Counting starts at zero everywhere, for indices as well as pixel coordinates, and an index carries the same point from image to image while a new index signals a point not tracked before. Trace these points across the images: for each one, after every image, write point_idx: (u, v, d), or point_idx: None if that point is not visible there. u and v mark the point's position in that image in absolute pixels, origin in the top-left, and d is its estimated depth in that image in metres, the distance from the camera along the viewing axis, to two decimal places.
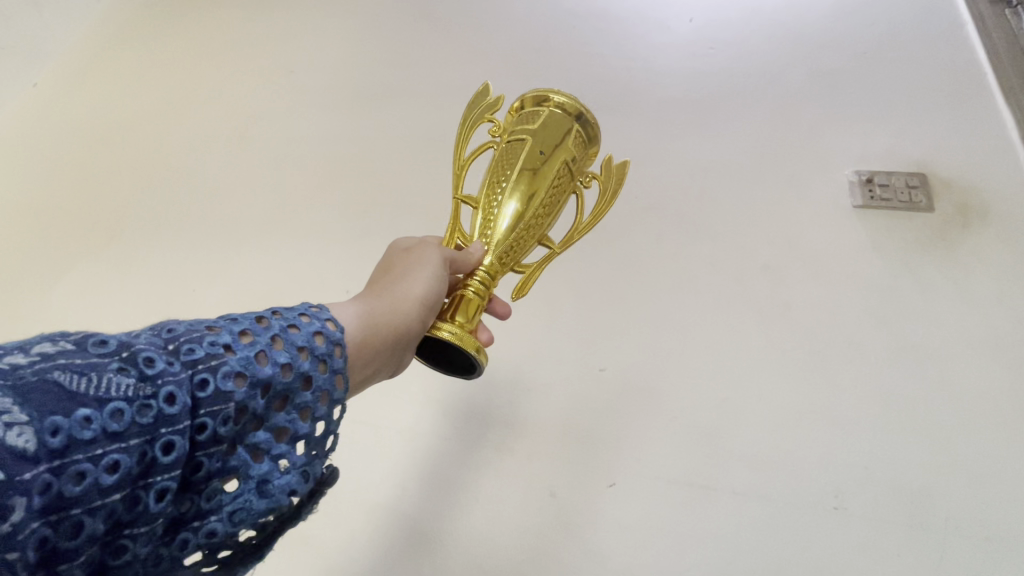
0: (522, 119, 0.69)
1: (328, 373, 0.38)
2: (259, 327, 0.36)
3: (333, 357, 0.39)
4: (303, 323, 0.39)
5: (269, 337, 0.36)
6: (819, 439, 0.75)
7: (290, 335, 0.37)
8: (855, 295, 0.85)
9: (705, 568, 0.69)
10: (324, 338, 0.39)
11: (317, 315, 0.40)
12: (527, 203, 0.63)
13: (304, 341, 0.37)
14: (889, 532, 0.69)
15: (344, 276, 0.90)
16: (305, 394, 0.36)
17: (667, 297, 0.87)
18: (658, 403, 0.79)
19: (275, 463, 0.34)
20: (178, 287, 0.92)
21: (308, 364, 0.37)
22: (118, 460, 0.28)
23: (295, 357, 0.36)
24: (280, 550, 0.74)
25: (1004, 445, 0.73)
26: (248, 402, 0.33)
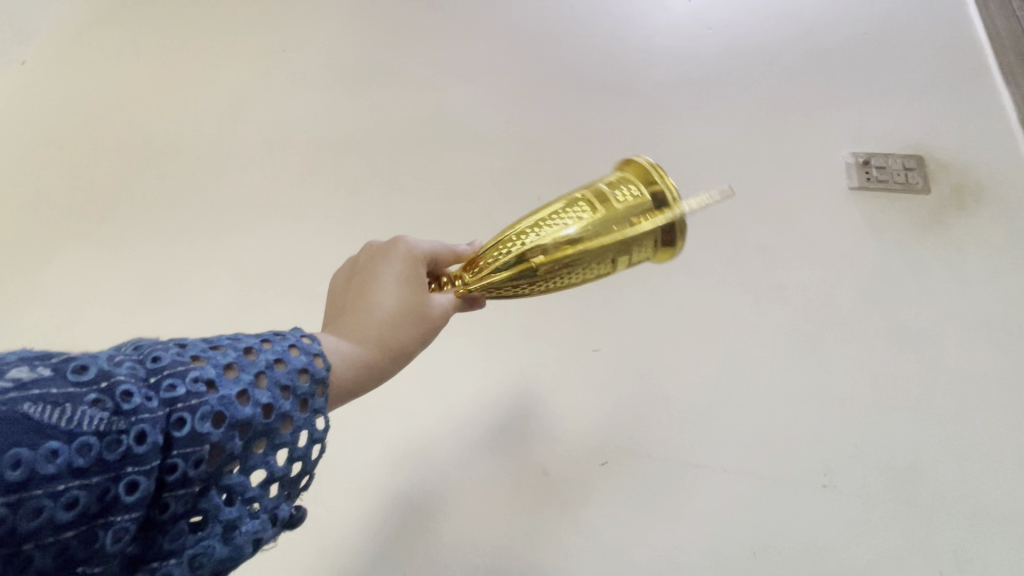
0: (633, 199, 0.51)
1: (308, 414, 0.38)
2: (246, 361, 0.37)
3: (315, 397, 0.39)
4: (290, 358, 0.39)
5: (254, 373, 0.36)
6: (811, 419, 0.76)
7: (275, 372, 0.37)
8: (849, 276, 0.85)
9: (695, 543, 0.70)
10: (308, 377, 0.39)
11: (307, 348, 0.40)
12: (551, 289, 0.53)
13: (288, 381, 0.37)
14: (877, 509, 0.70)
15: (339, 257, 0.90)
16: (283, 436, 0.36)
17: (662, 278, 0.88)
18: (651, 383, 0.80)
19: (245, 508, 0.34)
20: (172, 266, 0.91)
21: (289, 404, 0.37)
22: (77, 497, 0.28)
23: (277, 397, 0.36)
24: None
25: (992, 423, 0.74)
26: (224, 442, 0.33)
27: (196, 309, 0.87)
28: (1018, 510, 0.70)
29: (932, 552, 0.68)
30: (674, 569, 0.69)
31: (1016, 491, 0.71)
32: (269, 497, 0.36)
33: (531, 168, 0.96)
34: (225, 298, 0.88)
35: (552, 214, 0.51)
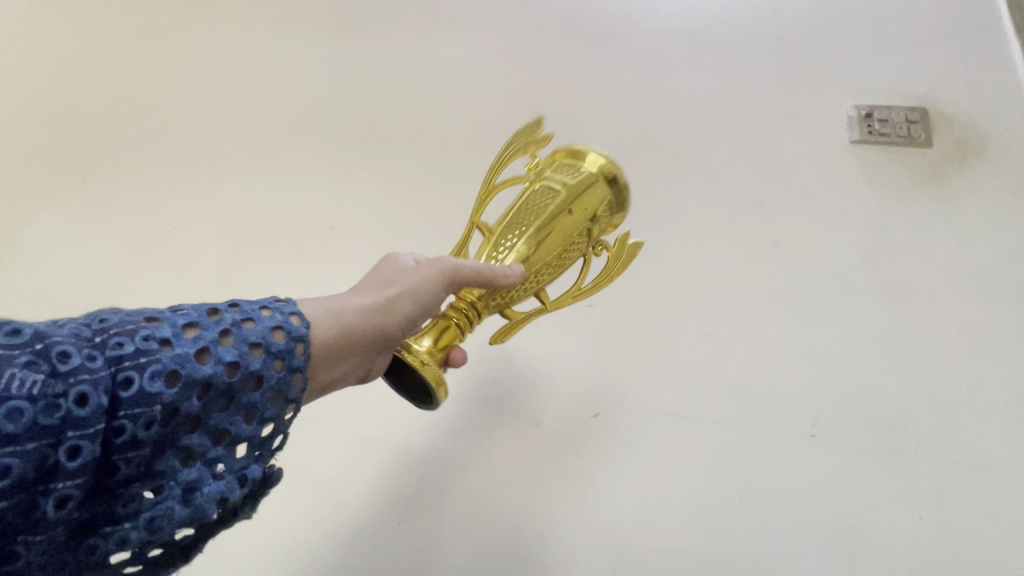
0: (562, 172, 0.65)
1: (280, 372, 0.39)
2: (208, 322, 0.38)
3: (292, 354, 0.40)
4: (258, 318, 0.40)
5: (217, 333, 0.37)
6: (800, 370, 0.77)
7: (242, 331, 0.38)
8: (845, 230, 0.85)
9: (683, 490, 0.71)
10: (282, 334, 0.40)
11: (278, 310, 0.41)
12: (536, 258, 0.61)
13: (258, 338, 0.38)
14: (860, 457, 0.72)
15: (331, 214, 0.89)
16: (250, 395, 0.37)
17: (657, 234, 0.87)
18: (644, 337, 0.80)
19: (207, 469, 0.35)
20: (160, 223, 0.90)
21: (256, 362, 0.38)
22: (11, 464, 0.28)
23: (242, 356, 0.37)
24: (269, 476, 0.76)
25: (979, 375, 0.76)
26: (179, 402, 0.34)
27: (184, 265, 0.87)
28: (999, 457, 0.71)
29: (913, 497, 0.70)
30: (663, 514, 0.70)
31: (998, 439, 0.72)
32: (236, 458, 0.37)
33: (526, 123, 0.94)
34: (214, 255, 0.87)
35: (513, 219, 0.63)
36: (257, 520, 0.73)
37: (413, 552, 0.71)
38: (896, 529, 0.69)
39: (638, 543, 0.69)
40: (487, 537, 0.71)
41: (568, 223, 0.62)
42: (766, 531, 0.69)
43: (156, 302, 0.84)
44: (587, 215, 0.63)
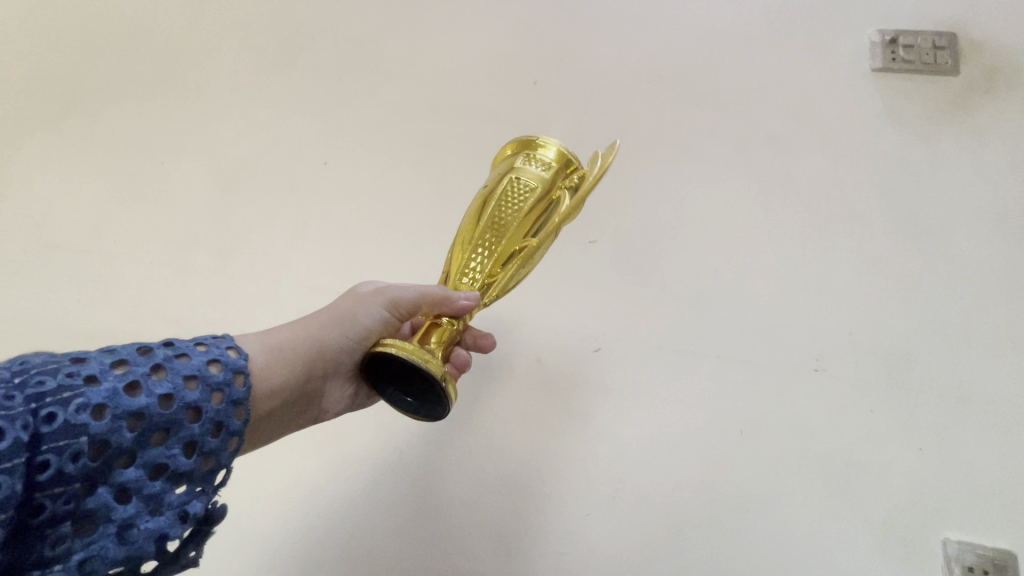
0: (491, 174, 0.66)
1: (221, 403, 0.40)
2: (140, 357, 0.38)
3: (231, 385, 0.41)
4: (194, 352, 0.41)
5: (151, 367, 0.38)
6: (807, 306, 0.76)
7: (177, 365, 0.39)
8: (861, 163, 0.81)
9: (683, 425, 0.71)
10: (219, 366, 0.41)
11: (215, 345, 0.43)
12: (487, 221, 0.57)
13: (194, 370, 0.39)
14: (865, 392, 0.71)
15: (324, 150, 0.86)
16: (190, 426, 0.38)
17: (663, 167, 0.83)
18: (649, 274, 0.78)
19: (144, 505, 0.35)
20: (147, 160, 0.87)
21: (194, 394, 0.39)
22: None
23: (178, 387, 0.38)
24: None
25: (991, 311, 0.74)
26: (110, 435, 0.34)
27: (171, 203, 0.84)
28: (1004, 393, 0.70)
29: (915, 429, 0.70)
30: (663, 448, 0.70)
31: (1003, 375, 0.71)
32: (177, 493, 0.37)
33: (527, 52, 0.89)
34: (206, 193, 0.85)
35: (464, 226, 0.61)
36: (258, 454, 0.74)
37: (415, 485, 0.71)
38: (896, 459, 0.69)
39: (638, 473, 0.69)
40: (488, 469, 0.71)
41: (511, 184, 0.59)
42: (767, 462, 0.69)
43: (144, 240, 0.82)
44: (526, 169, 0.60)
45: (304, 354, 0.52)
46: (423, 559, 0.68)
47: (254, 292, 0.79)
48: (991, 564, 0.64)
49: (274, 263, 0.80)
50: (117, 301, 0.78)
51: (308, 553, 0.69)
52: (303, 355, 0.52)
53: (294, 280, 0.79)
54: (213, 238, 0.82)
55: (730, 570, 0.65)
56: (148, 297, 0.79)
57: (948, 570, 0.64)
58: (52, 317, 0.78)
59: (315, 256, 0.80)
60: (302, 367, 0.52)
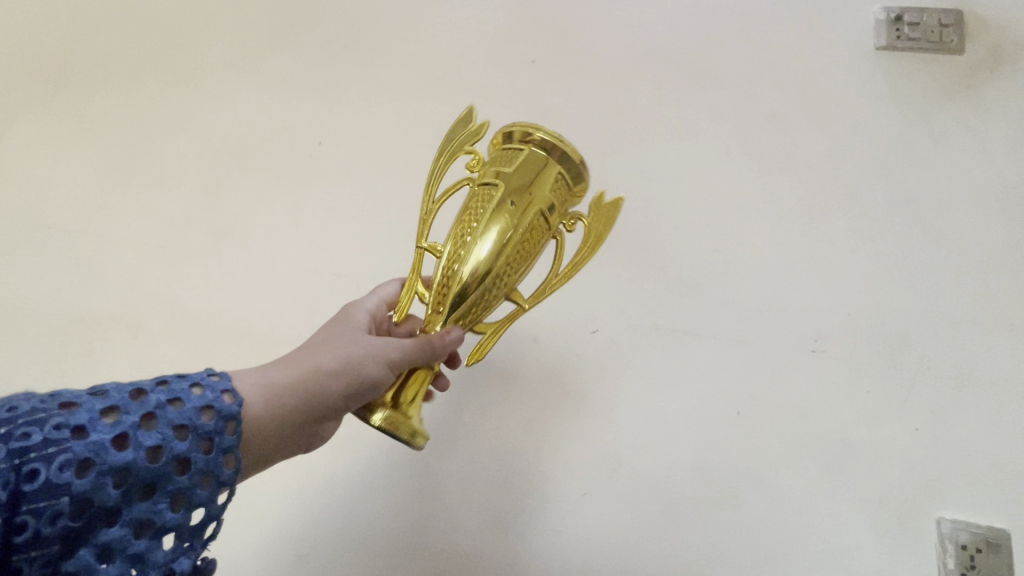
0: (502, 159, 0.59)
1: (211, 452, 0.38)
2: (132, 404, 0.37)
3: (221, 434, 0.39)
4: (188, 397, 0.39)
5: (141, 415, 0.37)
6: (805, 287, 0.75)
7: (168, 412, 0.38)
8: (861, 142, 0.81)
9: (680, 405, 0.71)
10: (212, 414, 0.39)
11: (211, 387, 0.41)
12: (501, 258, 0.54)
13: (185, 419, 0.38)
14: (862, 372, 0.71)
15: (319, 131, 0.85)
16: (177, 478, 0.37)
17: (662, 147, 0.82)
18: (647, 255, 0.78)
19: (128, 566, 0.34)
20: (139, 141, 0.87)
21: (184, 444, 0.37)
22: None
23: (168, 438, 0.37)
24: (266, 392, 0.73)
25: (990, 292, 0.74)
26: (93, 492, 0.33)
27: (165, 184, 0.84)
28: (1002, 374, 0.70)
29: (912, 409, 0.70)
30: (660, 428, 0.70)
31: (1002, 356, 0.71)
32: (164, 550, 0.35)
33: (524, 30, 0.88)
34: (200, 175, 0.84)
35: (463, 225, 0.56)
36: None
37: (413, 466, 0.71)
38: (892, 439, 0.69)
39: (636, 453, 0.70)
40: (486, 450, 0.71)
41: (524, 209, 0.56)
42: (764, 442, 0.69)
43: (137, 222, 0.82)
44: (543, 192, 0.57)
45: (296, 406, 0.47)
46: (421, 539, 0.68)
47: (249, 273, 0.78)
48: (984, 542, 0.65)
49: (270, 245, 0.79)
50: (113, 284, 0.78)
51: (307, 533, 0.69)
52: (296, 408, 0.48)
53: (290, 262, 0.78)
54: (208, 219, 0.81)
55: (726, 548, 0.66)
56: (143, 281, 0.78)
57: (942, 548, 0.65)
58: (48, 300, 0.78)
59: (311, 238, 0.79)
60: (292, 421, 0.48)
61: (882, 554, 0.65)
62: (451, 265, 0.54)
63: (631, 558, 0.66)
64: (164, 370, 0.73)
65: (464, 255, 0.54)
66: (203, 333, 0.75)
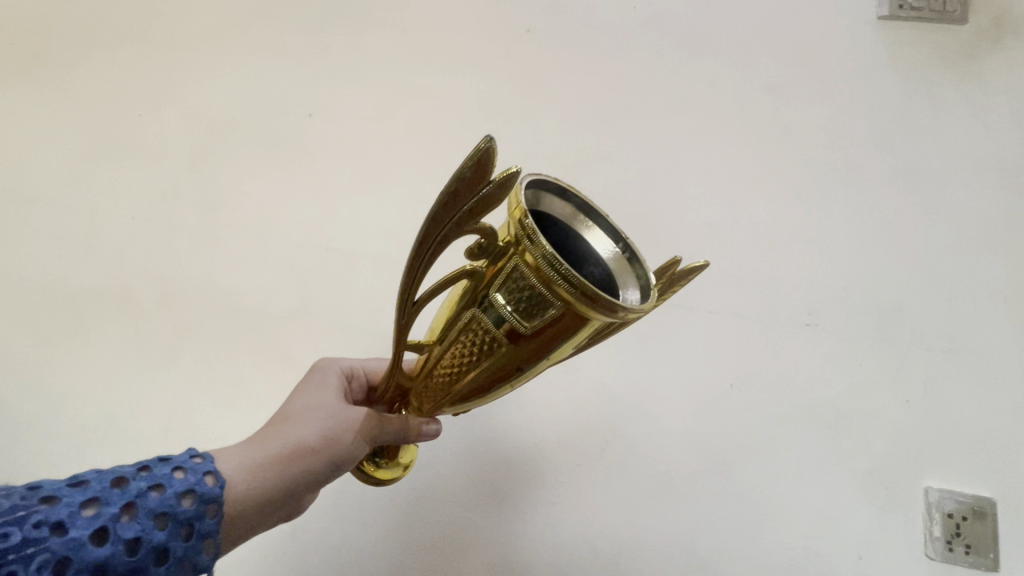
0: (514, 283, 0.41)
1: (189, 539, 0.39)
2: (113, 493, 0.38)
3: (201, 519, 0.40)
4: (170, 482, 0.40)
5: (121, 505, 0.38)
6: (801, 261, 0.75)
7: (148, 500, 0.39)
8: (859, 114, 0.80)
9: (674, 378, 0.72)
10: (192, 499, 0.40)
11: (195, 469, 0.42)
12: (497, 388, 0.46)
13: (165, 507, 0.39)
14: (855, 346, 0.72)
15: (309, 103, 0.83)
16: (156, 569, 0.38)
17: (659, 119, 0.81)
18: (643, 229, 0.77)
19: None
20: (123, 113, 0.85)
21: (161, 534, 0.38)
22: None
23: (146, 529, 0.38)
24: (258, 366, 0.72)
25: (985, 265, 0.74)
26: None
27: (150, 158, 0.82)
28: (993, 346, 0.71)
29: (903, 382, 0.70)
30: (654, 401, 0.71)
31: (994, 329, 0.71)
32: None
33: None
34: (188, 148, 0.83)
35: (457, 340, 0.45)
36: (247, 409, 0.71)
37: None
38: (883, 411, 0.69)
39: (630, 426, 0.70)
40: (481, 425, 0.72)
41: (524, 339, 0.43)
42: (756, 415, 0.70)
43: (124, 196, 0.81)
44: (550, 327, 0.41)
45: (277, 485, 0.46)
46: (416, 510, 0.69)
47: (240, 249, 0.77)
48: (970, 510, 0.66)
49: (262, 219, 0.78)
50: (102, 260, 0.77)
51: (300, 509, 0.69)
52: (277, 487, 0.46)
53: (280, 237, 0.77)
54: (196, 193, 0.80)
55: (718, 518, 0.67)
56: (133, 256, 0.77)
57: (929, 516, 0.66)
58: (35, 276, 0.77)
59: (304, 212, 0.78)
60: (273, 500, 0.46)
61: (871, 522, 0.66)
62: (437, 381, 0.48)
63: (625, 528, 0.67)
64: (156, 346, 0.73)
65: (452, 379, 0.47)
66: (196, 308, 0.75)
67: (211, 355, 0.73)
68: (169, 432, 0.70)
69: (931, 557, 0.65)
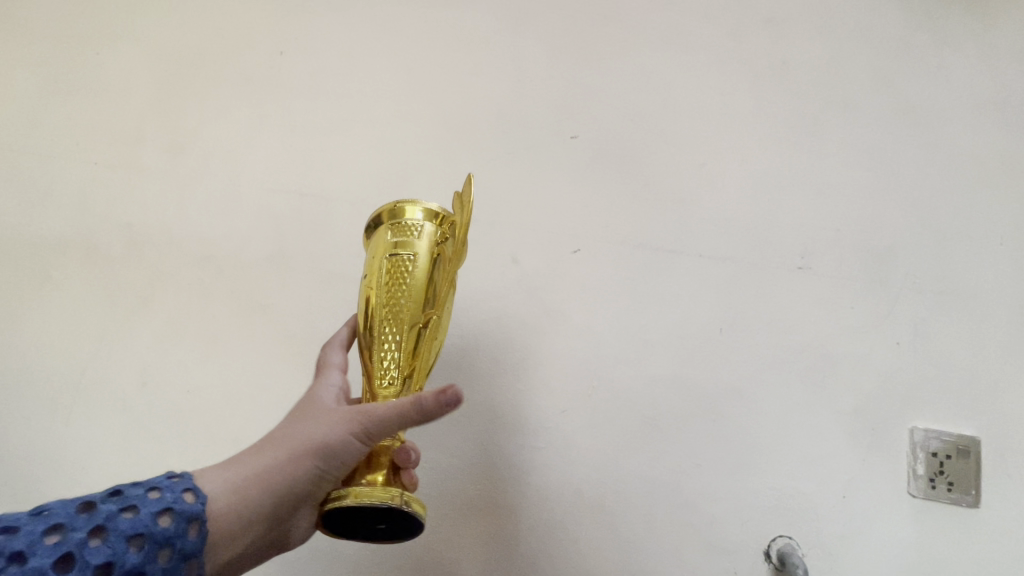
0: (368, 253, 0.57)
1: (168, 561, 0.38)
2: (79, 519, 0.36)
3: (183, 537, 0.39)
4: (143, 503, 0.38)
5: (88, 530, 0.36)
6: (794, 201, 0.73)
7: (120, 522, 0.37)
8: (858, 49, 0.77)
9: (663, 323, 0.70)
10: (170, 517, 0.39)
11: (171, 488, 0.40)
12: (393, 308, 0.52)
13: (140, 527, 0.37)
14: (847, 288, 0.70)
15: (284, 41, 0.79)
16: None
17: (650, 53, 0.77)
18: (634, 168, 0.74)
19: None
20: (83, 49, 0.81)
21: (136, 557, 0.36)
22: None
23: (118, 553, 0.36)
24: (235, 316, 0.70)
25: (981, 205, 0.72)
26: None
27: (112, 98, 0.79)
28: (985, 286, 0.70)
29: (894, 323, 0.69)
30: (642, 346, 0.70)
31: (986, 270, 0.70)
32: None
33: None
34: (152, 90, 0.79)
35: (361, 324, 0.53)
36: (220, 358, 0.69)
37: None
38: (873, 353, 0.69)
39: (617, 371, 0.69)
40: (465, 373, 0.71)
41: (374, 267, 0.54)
42: (745, 358, 0.69)
43: (87, 137, 0.77)
44: (392, 229, 0.55)
45: (265, 504, 0.44)
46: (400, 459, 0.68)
47: (212, 195, 0.74)
48: (955, 449, 0.66)
49: (233, 165, 0.75)
50: (66, 209, 0.74)
51: None
52: (261, 502, 0.44)
53: (253, 183, 0.74)
54: (163, 136, 0.77)
55: (703, 462, 0.67)
56: (97, 205, 0.74)
57: (913, 454, 0.66)
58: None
59: (278, 156, 0.75)
60: (262, 518, 0.44)
61: (855, 462, 0.66)
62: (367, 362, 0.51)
63: (610, 473, 0.66)
64: (129, 296, 0.72)
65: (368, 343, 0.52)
66: (167, 258, 0.73)
67: (186, 303, 0.71)
68: (142, 385, 0.68)
69: (914, 495, 0.65)
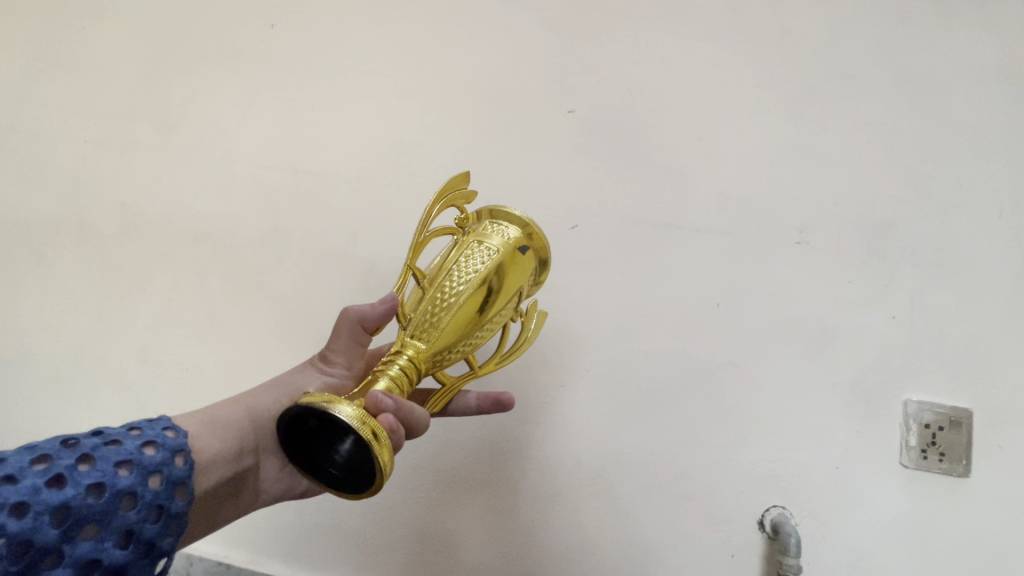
0: None
1: (160, 485, 0.38)
2: (65, 450, 0.36)
3: (170, 465, 0.39)
4: (127, 437, 0.38)
5: (76, 457, 0.36)
6: (793, 176, 0.72)
7: (106, 451, 0.37)
8: (861, 17, 0.75)
9: (660, 298, 0.71)
10: (155, 447, 0.39)
11: (152, 427, 0.41)
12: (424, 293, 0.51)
13: (128, 455, 0.37)
14: (844, 262, 0.70)
15: (273, 13, 0.77)
16: (127, 514, 0.35)
17: (648, 24, 0.76)
18: (632, 142, 0.74)
19: None
20: (68, 25, 0.79)
21: (128, 479, 0.36)
22: None
23: (110, 474, 0.36)
24: (233, 294, 0.70)
25: (982, 177, 0.71)
26: (31, 535, 0.32)
27: (99, 74, 0.78)
28: (985, 258, 0.69)
29: (891, 296, 0.70)
30: (639, 322, 0.70)
31: (987, 241, 0.70)
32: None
33: None
34: (139, 66, 0.77)
35: None
36: (219, 334, 0.70)
37: None
38: (869, 327, 0.69)
39: (614, 346, 0.70)
40: None
41: None
42: (741, 332, 0.70)
43: (78, 116, 0.77)
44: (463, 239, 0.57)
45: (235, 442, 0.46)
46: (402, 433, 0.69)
47: (204, 172, 0.74)
48: (947, 420, 0.66)
49: (225, 141, 0.74)
50: (61, 189, 0.75)
51: None
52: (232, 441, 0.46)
53: (245, 159, 0.74)
54: (153, 113, 0.76)
55: (700, 434, 0.68)
56: (92, 184, 0.75)
57: (905, 426, 0.67)
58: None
59: (270, 133, 0.74)
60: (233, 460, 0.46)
61: (850, 432, 0.67)
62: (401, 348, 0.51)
63: (607, 445, 0.68)
64: (127, 275, 0.72)
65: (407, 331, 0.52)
66: (163, 236, 0.72)
67: (182, 280, 0.71)
68: (143, 362, 0.70)
69: (905, 465, 0.66)
